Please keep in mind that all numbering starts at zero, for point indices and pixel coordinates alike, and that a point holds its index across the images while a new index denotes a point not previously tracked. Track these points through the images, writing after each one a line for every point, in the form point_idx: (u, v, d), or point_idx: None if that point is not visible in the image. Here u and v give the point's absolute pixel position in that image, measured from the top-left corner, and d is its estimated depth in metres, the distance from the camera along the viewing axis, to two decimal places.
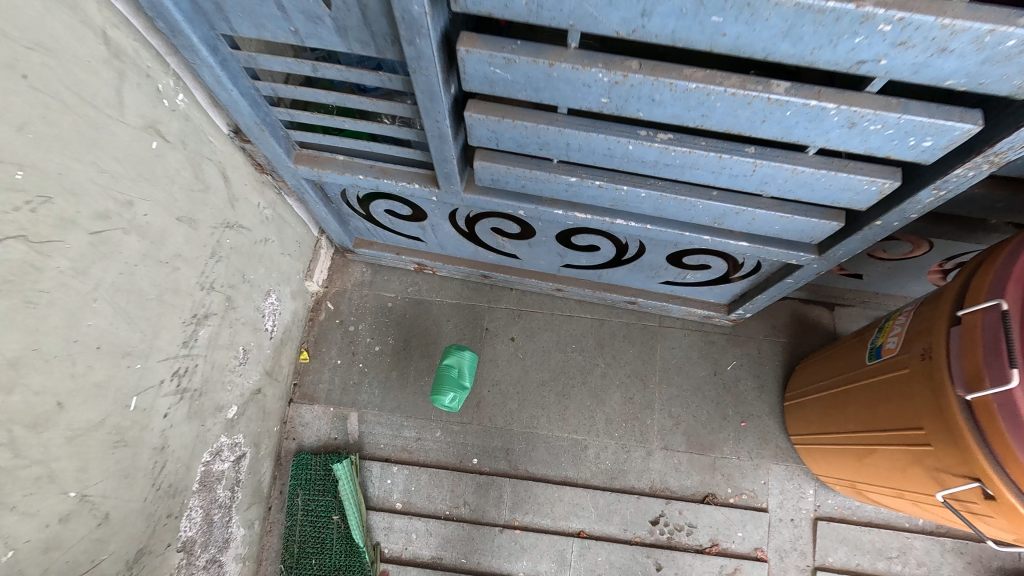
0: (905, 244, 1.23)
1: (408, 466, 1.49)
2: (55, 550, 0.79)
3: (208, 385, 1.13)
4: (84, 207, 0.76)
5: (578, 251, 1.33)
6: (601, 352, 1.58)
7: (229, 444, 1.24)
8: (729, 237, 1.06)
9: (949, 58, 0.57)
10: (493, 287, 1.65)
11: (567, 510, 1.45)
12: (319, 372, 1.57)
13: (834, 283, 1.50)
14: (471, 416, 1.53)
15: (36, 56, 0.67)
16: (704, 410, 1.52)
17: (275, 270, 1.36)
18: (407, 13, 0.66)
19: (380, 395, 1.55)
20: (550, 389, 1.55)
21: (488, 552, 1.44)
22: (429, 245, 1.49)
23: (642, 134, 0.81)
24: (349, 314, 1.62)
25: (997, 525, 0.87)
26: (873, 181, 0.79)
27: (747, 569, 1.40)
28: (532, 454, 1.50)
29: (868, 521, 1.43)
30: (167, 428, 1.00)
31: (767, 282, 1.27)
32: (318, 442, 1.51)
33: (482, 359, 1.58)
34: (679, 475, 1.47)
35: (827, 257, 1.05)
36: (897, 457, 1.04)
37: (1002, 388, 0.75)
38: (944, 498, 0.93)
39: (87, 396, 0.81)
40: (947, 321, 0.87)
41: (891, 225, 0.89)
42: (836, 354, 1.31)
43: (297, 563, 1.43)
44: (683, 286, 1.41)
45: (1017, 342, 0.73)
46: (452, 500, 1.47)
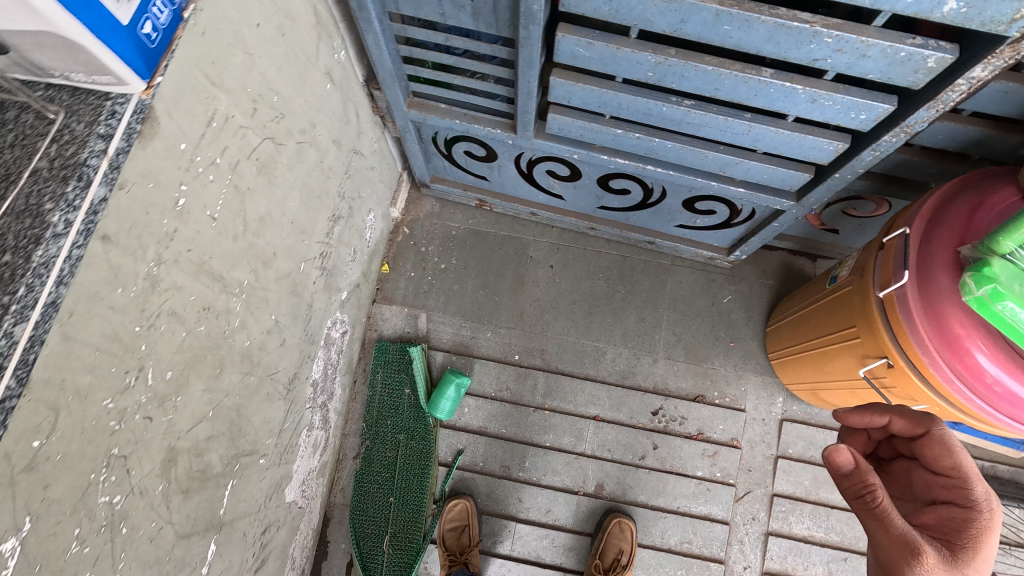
0: (870, 203, 1.56)
1: (465, 357, 1.90)
2: (265, 352, 1.20)
3: (336, 270, 1.53)
4: (296, 124, 1.15)
5: (613, 194, 1.69)
6: (622, 282, 1.96)
7: (341, 319, 1.65)
8: (731, 183, 1.41)
9: (869, 60, 0.92)
10: (538, 224, 2.02)
11: (587, 399, 1.87)
12: (396, 281, 1.97)
13: (816, 238, 1.85)
14: (516, 323, 1.93)
15: (289, 22, 1.04)
16: (701, 332, 1.91)
17: (376, 194, 1.75)
18: (530, 9, 1.02)
19: (444, 302, 1.95)
20: (579, 308, 1.94)
21: (523, 426, 1.86)
22: (491, 184, 1.85)
23: (673, 99, 1.17)
24: (421, 237, 2.01)
25: (897, 392, 1.26)
26: (831, 143, 1.15)
27: (724, 452, 1.82)
28: (562, 355, 1.90)
29: (822, 424, 1.84)
30: (315, 292, 1.41)
31: (759, 227, 1.63)
32: (395, 334, 1.93)
33: (527, 280, 1.97)
34: (677, 379, 1.87)
35: (803, 203, 1.40)
36: (838, 354, 1.42)
37: (901, 285, 1.13)
38: (865, 376, 1.33)
39: (286, 254, 1.21)
40: (876, 249, 1.25)
41: (845, 177, 1.25)
42: (807, 289, 1.70)
43: (376, 422, 1.86)
44: (694, 229, 1.77)
45: (914, 255, 1.12)
46: (497, 385, 1.89)
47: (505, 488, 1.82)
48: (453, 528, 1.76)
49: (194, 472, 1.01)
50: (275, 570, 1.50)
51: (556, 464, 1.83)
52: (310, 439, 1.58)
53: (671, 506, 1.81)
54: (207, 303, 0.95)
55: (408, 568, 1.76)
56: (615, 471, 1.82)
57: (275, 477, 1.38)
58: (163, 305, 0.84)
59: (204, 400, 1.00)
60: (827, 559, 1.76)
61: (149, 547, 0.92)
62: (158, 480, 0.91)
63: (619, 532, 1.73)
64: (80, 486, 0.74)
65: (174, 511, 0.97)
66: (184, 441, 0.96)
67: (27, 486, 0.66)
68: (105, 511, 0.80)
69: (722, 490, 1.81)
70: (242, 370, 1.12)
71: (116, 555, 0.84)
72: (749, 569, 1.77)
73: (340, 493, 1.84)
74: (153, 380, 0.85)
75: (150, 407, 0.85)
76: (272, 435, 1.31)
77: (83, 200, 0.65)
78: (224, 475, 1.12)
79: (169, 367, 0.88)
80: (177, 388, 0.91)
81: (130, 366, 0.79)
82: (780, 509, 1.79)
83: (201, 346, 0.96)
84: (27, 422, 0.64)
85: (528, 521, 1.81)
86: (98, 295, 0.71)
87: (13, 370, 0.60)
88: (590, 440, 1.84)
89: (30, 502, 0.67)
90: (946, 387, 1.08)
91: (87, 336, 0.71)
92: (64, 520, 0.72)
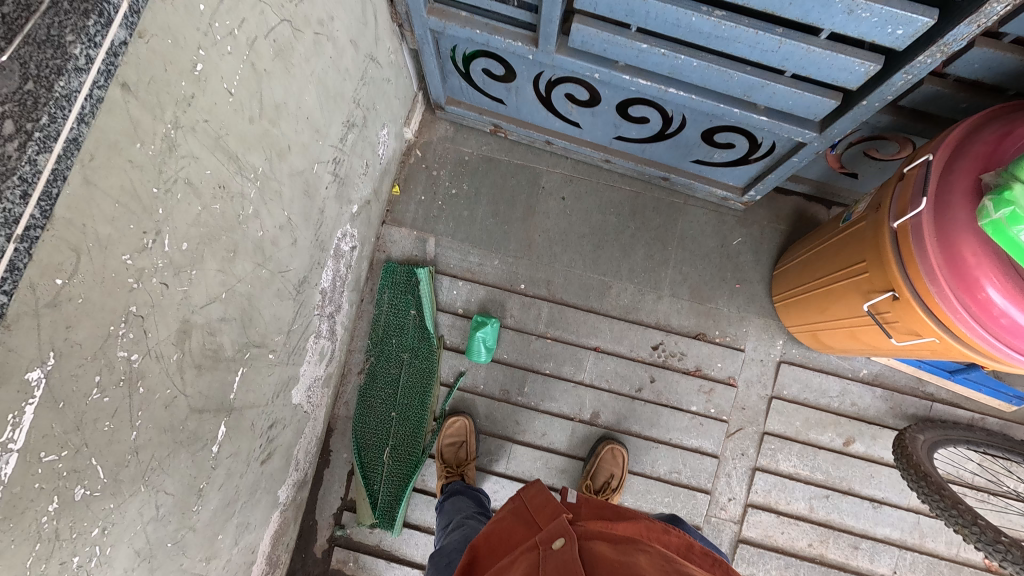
0: (893, 144, 1.50)
1: (471, 283, 1.92)
2: (277, 247, 1.21)
3: (348, 179, 1.52)
4: (315, 13, 1.12)
5: (631, 123, 1.65)
6: (633, 218, 1.95)
7: (351, 233, 1.65)
8: (753, 111, 1.38)
9: None
10: (552, 154, 1.99)
11: (589, 330, 1.90)
12: (406, 204, 1.97)
13: (833, 184, 1.82)
14: (524, 252, 1.94)
15: None
16: (708, 272, 1.92)
17: (390, 109, 1.72)
18: None
19: (453, 228, 1.95)
20: (588, 242, 1.94)
21: (525, 353, 1.90)
22: (507, 108, 1.80)
23: (703, 9, 1.13)
24: (433, 162, 1.99)
25: (899, 327, 1.27)
26: (862, 64, 1.11)
27: (719, 390, 1.87)
28: (568, 287, 1.92)
29: (819, 368, 1.87)
30: (327, 198, 1.41)
31: (777, 163, 1.60)
32: (403, 256, 1.94)
33: (537, 210, 1.96)
34: (680, 316, 1.90)
35: (825, 135, 1.38)
36: (844, 292, 1.43)
37: (917, 215, 1.12)
38: (869, 312, 1.34)
39: (300, 151, 1.21)
40: (896, 181, 1.26)
41: (873, 105, 1.22)
42: (818, 232, 1.69)
43: (381, 340, 1.90)
44: (710, 166, 1.74)
45: (934, 183, 1.10)
46: (502, 312, 1.91)
47: (504, 410, 1.89)
48: (451, 443, 1.82)
49: (207, 350, 1.04)
50: (281, 467, 1.56)
51: (554, 391, 1.88)
52: (316, 347, 1.61)
53: (664, 437, 1.86)
54: (222, 181, 0.96)
55: (405, 479, 1.83)
56: (612, 401, 1.87)
57: (283, 375, 1.41)
58: (180, 172, 0.84)
59: (217, 281, 1.02)
60: (809, 496, 1.83)
61: (164, 412, 0.95)
62: (173, 348, 0.93)
63: (610, 458, 1.79)
64: (100, 335, 0.76)
65: (188, 384, 1.00)
66: (199, 316, 0.98)
67: (51, 321, 0.68)
68: (124, 366, 0.82)
69: (714, 426, 1.86)
70: (254, 260, 1.13)
71: (135, 412, 0.88)
72: (733, 500, 1.85)
73: (344, 406, 1.90)
74: (170, 248, 0.86)
75: (166, 274, 0.87)
76: (281, 332, 1.34)
77: (104, 39, 0.64)
78: (235, 361, 1.15)
79: (184, 239, 0.89)
80: (193, 261, 0.93)
81: (147, 228, 0.80)
82: (769, 446, 1.85)
83: (215, 224, 0.97)
84: (51, 258, 0.66)
85: (524, 442, 1.87)
86: (118, 146, 0.72)
87: (37, 200, 0.61)
88: (589, 370, 1.88)
89: (55, 338, 0.69)
90: (948, 316, 1.09)
91: (108, 186, 0.72)
92: (86, 364, 0.75)
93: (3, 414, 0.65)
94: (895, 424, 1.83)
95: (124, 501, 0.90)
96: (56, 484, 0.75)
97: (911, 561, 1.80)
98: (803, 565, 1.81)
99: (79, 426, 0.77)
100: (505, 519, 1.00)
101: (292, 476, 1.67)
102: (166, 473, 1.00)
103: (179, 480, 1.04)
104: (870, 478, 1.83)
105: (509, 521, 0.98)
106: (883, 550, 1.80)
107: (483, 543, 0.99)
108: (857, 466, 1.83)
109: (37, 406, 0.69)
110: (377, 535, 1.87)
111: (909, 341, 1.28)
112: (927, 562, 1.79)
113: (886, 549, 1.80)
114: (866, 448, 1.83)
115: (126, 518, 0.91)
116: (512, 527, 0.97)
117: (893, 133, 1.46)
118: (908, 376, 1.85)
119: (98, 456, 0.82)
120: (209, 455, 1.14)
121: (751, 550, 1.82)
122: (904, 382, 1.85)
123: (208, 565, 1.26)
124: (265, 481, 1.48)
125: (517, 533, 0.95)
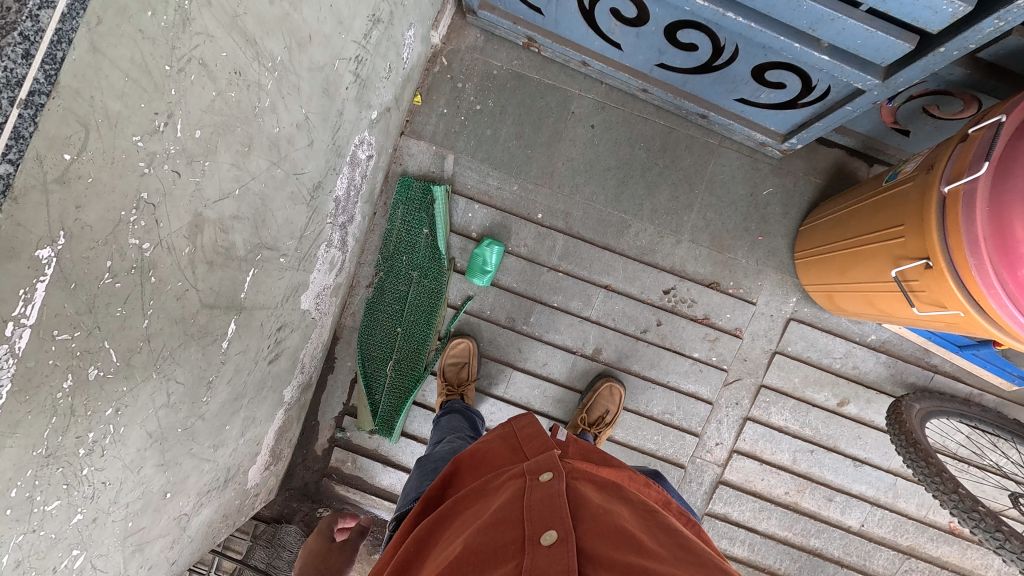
0: (958, 102, 1.40)
1: (487, 206, 1.87)
2: (293, 147, 1.15)
3: (368, 82, 1.43)
4: None
5: (677, 50, 1.50)
6: (663, 155, 1.86)
7: (369, 141, 1.58)
8: (815, 47, 1.25)
9: None
10: (586, 77, 1.86)
11: (602, 268, 1.87)
12: (427, 116, 1.87)
13: (882, 139, 1.71)
14: (545, 180, 1.87)
15: None
16: (731, 221, 1.86)
17: (419, 7, 1.58)
18: None
19: (474, 147, 1.87)
20: (612, 175, 1.86)
21: (535, 283, 1.88)
22: (544, 19, 1.65)
23: None
24: (458, 73, 1.86)
25: (925, 297, 1.23)
26: (952, 3, 1.00)
27: (724, 340, 1.87)
28: (586, 222, 1.87)
29: (827, 329, 1.86)
30: (346, 100, 1.33)
31: (827, 110, 1.49)
32: (420, 172, 1.88)
33: (563, 137, 1.86)
34: (696, 263, 1.86)
35: (888, 84, 1.27)
36: (872, 256, 1.38)
37: (972, 182, 1.05)
38: (896, 279, 1.29)
39: (321, 43, 1.12)
40: (956, 142, 1.17)
41: (951, 54, 1.12)
42: (855, 190, 1.62)
43: (391, 256, 1.88)
44: (754, 107, 1.62)
45: (999, 149, 1.02)
46: (516, 240, 1.87)
47: (508, 337, 1.90)
48: (454, 362, 1.85)
49: (219, 248, 1.01)
50: (287, 368, 1.59)
51: (560, 324, 1.89)
52: (327, 256, 1.59)
53: (662, 379, 1.89)
54: (238, 67, 0.89)
55: (406, 392, 1.89)
56: (616, 339, 1.88)
57: (293, 280, 1.41)
58: (194, 51, 0.78)
59: (231, 176, 0.97)
60: (795, 449, 1.89)
61: (175, 304, 0.95)
62: (185, 242, 0.91)
63: (607, 395, 1.83)
64: (111, 219, 0.74)
65: (200, 279, 0.99)
66: (211, 212, 0.95)
67: (61, 199, 0.65)
68: (136, 253, 0.80)
69: (714, 373, 1.88)
70: (270, 158, 1.08)
71: (146, 300, 0.87)
72: (720, 445, 1.91)
73: (351, 316, 1.93)
74: (182, 134, 0.81)
75: (179, 161, 0.83)
76: (293, 238, 1.31)
77: None
78: (247, 261, 1.13)
79: (198, 126, 0.84)
80: (206, 151, 0.88)
81: (159, 108, 0.75)
82: (764, 399, 1.88)
83: (230, 113, 0.91)
84: (58, 131, 0.62)
85: (524, 370, 1.91)
86: (127, 11, 0.66)
87: (42, 63, 0.56)
88: (597, 307, 1.87)
89: (64, 218, 0.67)
90: (981, 290, 1.04)
91: (117, 57, 0.66)
92: (97, 248, 0.73)
93: (14, 287, 0.63)
94: (892, 390, 1.85)
95: (136, 386, 0.91)
96: (70, 363, 0.76)
97: (880, 517, 1.88)
98: (777, 509, 1.90)
99: (92, 308, 0.76)
100: (492, 442, 0.94)
101: (297, 378, 1.71)
102: (177, 362, 1.01)
103: (190, 371, 1.06)
104: (857, 438, 1.87)
105: (496, 444, 0.93)
106: (855, 505, 1.88)
107: (468, 458, 0.95)
108: (847, 426, 1.87)
109: (48, 284, 0.68)
110: (376, 440, 1.96)
111: (930, 313, 1.25)
112: (895, 519, 1.88)
113: (859, 504, 1.88)
114: (858, 410, 1.86)
115: (139, 402, 0.93)
116: (498, 451, 0.91)
117: (959, 90, 1.35)
118: (916, 346, 1.84)
119: (111, 339, 0.82)
120: (219, 351, 1.15)
121: (729, 491, 1.91)
122: (910, 351, 1.84)
123: (216, 452, 1.32)
124: (271, 380, 1.52)
125: (501, 457, 0.89)
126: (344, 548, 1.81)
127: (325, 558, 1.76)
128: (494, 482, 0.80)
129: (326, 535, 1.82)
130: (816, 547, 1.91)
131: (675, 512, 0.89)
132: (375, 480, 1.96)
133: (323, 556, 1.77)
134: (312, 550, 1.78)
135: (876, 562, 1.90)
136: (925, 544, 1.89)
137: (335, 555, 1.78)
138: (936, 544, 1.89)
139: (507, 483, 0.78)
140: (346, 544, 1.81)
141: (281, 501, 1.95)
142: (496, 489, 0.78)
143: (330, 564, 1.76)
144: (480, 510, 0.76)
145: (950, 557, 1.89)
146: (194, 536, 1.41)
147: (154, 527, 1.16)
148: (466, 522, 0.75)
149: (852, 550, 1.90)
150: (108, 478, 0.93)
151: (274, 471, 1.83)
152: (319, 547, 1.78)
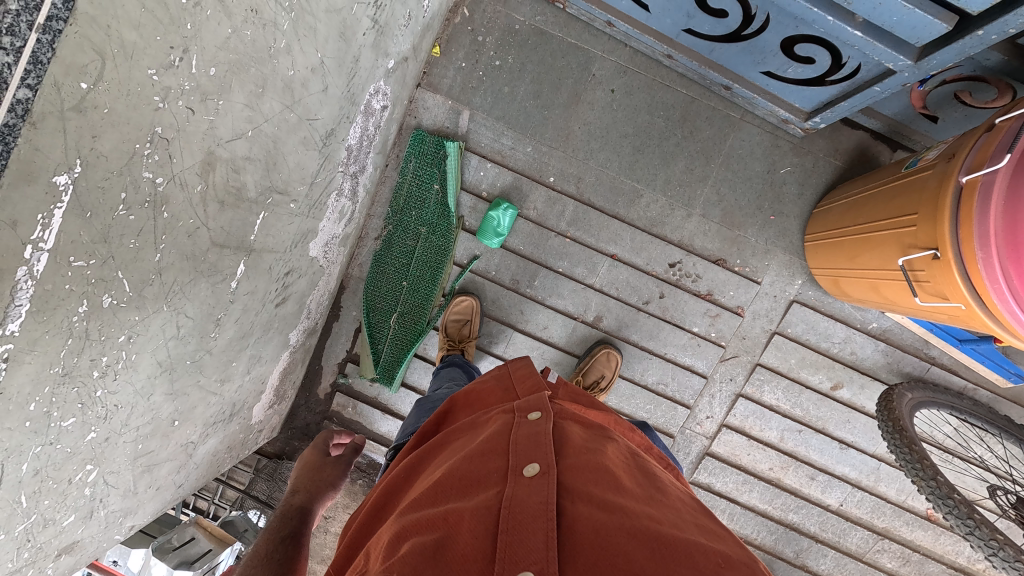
0: (991, 90, 1.37)
1: (500, 166, 1.86)
2: (307, 91, 1.14)
3: (387, 28, 1.39)
4: None
5: (706, 15, 1.44)
6: (682, 125, 1.82)
7: (384, 91, 1.56)
8: (849, 22, 1.21)
9: None
10: (611, 38, 1.80)
11: (610, 237, 1.87)
12: (444, 68, 1.83)
13: (909, 124, 1.67)
14: (560, 143, 1.84)
15: None
16: (745, 198, 1.84)
17: None
18: None
19: (490, 104, 1.84)
20: (628, 143, 1.83)
21: (541, 248, 1.88)
22: None
23: None
24: (480, 25, 1.81)
25: (929, 288, 1.23)
26: None
27: (725, 316, 1.88)
28: (598, 188, 1.85)
29: (830, 313, 1.86)
30: (363, 46, 1.30)
31: (854, 90, 1.45)
32: (434, 126, 1.86)
33: (582, 100, 1.82)
34: (704, 238, 1.86)
35: (920, 65, 1.23)
36: (883, 242, 1.37)
37: (993, 173, 1.03)
38: (903, 267, 1.29)
39: None
40: (982, 131, 1.15)
41: (989, 37, 1.09)
42: (875, 174, 1.58)
43: (401, 210, 1.88)
44: (780, 81, 1.56)
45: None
46: (526, 203, 1.87)
47: (511, 298, 1.93)
48: (456, 319, 1.88)
49: (230, 188, 1.03)
50: (293, 312, 1.63)
51: (563, 289, 1.90)
52: (337, 205, 1.60)
53: (659, 350, 1.92)
54: (254, 5, 0.88)
55: (408, 345, 1.93)
56: (617, 308, 1.90)
57: (302, 227, 1.42)
58: None
59: (244, 117, 0.98)
60: (783, 427, 1.92)
61: (187, 241, 0.97)
62: (198, 180, 0.93)
63: (604, 361, 1.85)
64: (126, 151, 0.75)
65: (210, 218, 1.01)
66: (224, 151, 0.96)
67: (77, 126, 0.67)
68: (149, 187, 0.82)
69: (711, 348, 1.90)
70: (283, 101, 1.07)
71: (159, 235, 0.89)
72: (710, 419, 1.95)
73: (358, 268, 1.95)
74: (197, 70, 0.81)
75: (193, 98, 0.83)
76: (303, 183, 1.31)
77: None
78: (257, 204, 1.14)
79: (212, 64, 0.84)
80: (220, 89, 0.88)
81: (174, 43, 0.75)
82: (759, 377, 1.90)
83: (245, 53, 0.91)
84: (75, 58, 0.63)
85: (525, 332, 1.95)
86: None
87: None
88: (602, 275, 1.88)
89: (80, 146, 0.68)
90: (986, 285, 1.03)
91: None
92: (111, 179, 0.75)
93: (31, 212, 0.65)
94: (887, 378, 1.87)
95: (148, 316, 0.95)
96: (85, 290, 0.79)
97: (859, 498, 1.94)
98: (759, 484, 1.96)
99: (106, 238, 0.79)
100: (488, 382, 0.98)
101: (302, 322, 1.75)
102: (187, 297, 1.04)
103: (199, 306, 1.09)
104: (846, 422, 1.90)
105: (491, 383, 0.96)
106: (837, 485, 1.94)
107: (462, 397, 0.99)
108: (837, 410, 1.90)
109: (65, 211, 0.70)
110: (376, 389, 2.02)
111: (932, 304, 1.24)
112: (874, 502, 1.94)
113: (840, 485, 1.94)
114: (851, 395, 1.89)
115: (150, 331, 0.97)
116: (492, 390, 0.95)
117: (993, 78, 1.32)
118: (917, 337, 1.85)
119: (124, 270, 0.85)
120: (228, 289, 1.18)
121: (715, 463, 1.97)
122: (910, 342, 1.85)
123: (222, 387, 1.37)
124: (278, 322, 1.56)
125: (494, 395, 0.93)
126: (339, 463, 1.48)
127: (319, 470, 1.44)
128: (486, 417, 0.83)
129: (320, 449, 1.52)
130: (793, 522, 1.97)
131: (656, 456, 0.92)
132: (374, 426, 2.03)
133: (316, 468, 1.45)
134: (306, 463, 1.47)
135: (850, 540, 1.97)
136: (901, 528, 1.95)
137: (329, 468, 1.45)
138: (911, 528, 1.95)
139: (499, 418, 0.80)
140: (341, 458, 1.48)
141: (284, 439, 2.03)
142: (487, 423, 0.81)
143: (324, 477, 1.43)
144: (469, 439, 0.79)
145: (923, 541, 1.96)
146: (199, 464, 1.48)
147: (162, 451, 1.23)
148: (456, 451, 0.78)
149: (829, 527, 1.96)
150: (120, 402, 0.98)
151: (278, 410, 1.90)
152: (313, 460, 1.48)
